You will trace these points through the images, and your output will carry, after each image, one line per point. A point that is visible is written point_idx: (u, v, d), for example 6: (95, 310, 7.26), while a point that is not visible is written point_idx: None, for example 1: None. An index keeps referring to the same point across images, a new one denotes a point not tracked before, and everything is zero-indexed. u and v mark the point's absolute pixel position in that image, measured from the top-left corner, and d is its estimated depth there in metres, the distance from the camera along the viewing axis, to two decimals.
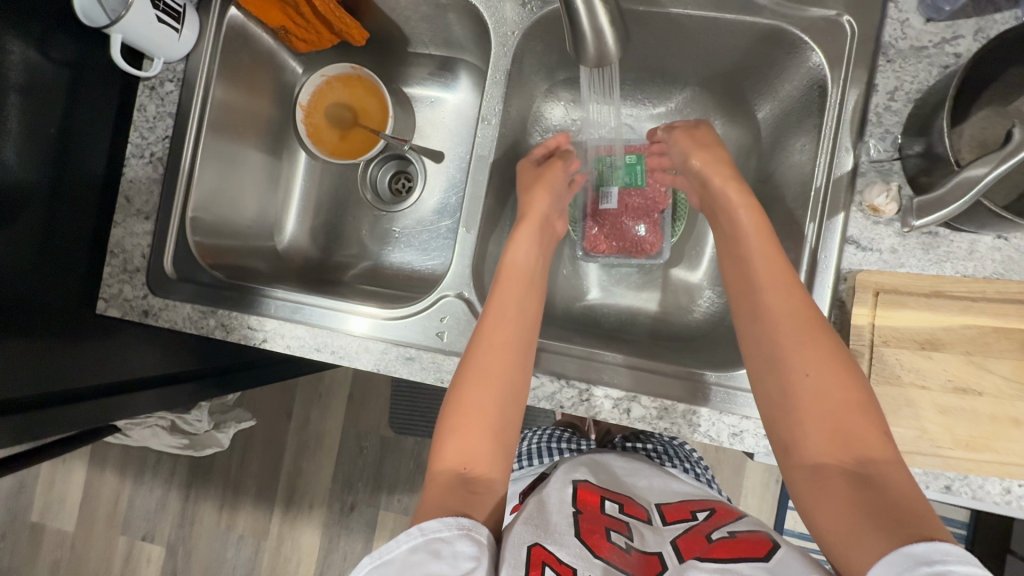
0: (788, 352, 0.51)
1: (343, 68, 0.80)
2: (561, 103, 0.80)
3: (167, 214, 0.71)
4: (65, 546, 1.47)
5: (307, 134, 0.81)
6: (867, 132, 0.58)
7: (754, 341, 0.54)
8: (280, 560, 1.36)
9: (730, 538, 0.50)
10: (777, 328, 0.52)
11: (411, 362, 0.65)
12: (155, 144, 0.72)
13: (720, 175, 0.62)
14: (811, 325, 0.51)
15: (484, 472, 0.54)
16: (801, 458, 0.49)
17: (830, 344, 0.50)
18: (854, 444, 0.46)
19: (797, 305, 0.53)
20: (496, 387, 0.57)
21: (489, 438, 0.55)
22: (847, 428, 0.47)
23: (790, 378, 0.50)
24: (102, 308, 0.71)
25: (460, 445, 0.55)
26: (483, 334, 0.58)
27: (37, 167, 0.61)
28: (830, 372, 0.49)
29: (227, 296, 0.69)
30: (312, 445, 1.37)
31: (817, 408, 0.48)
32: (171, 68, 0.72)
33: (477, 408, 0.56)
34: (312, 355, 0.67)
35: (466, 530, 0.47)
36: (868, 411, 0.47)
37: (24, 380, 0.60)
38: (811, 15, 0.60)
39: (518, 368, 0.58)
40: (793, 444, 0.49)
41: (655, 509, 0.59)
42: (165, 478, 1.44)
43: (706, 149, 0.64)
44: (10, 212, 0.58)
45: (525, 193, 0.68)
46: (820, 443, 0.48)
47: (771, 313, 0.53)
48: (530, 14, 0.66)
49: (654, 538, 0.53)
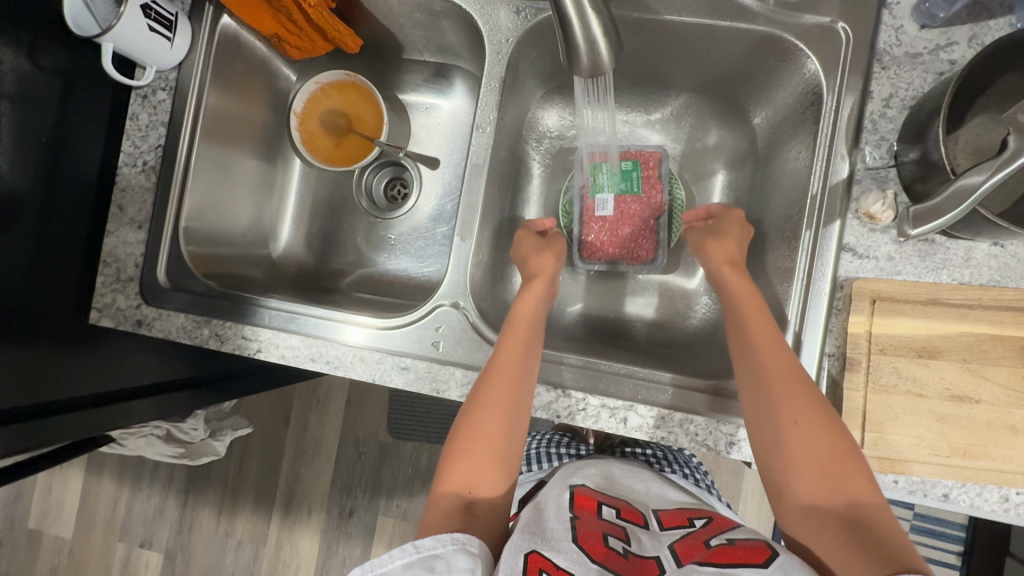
0: (777, 402, 0.52)
1: (337, 75, 0.79)
2: (556, 109, 0.79)
3: (161, 222, 0.70)
4: (64, 552, 1.46)
5: (301, 141, 0.80)
6: (862, 139, 0.58)
7: (746, 391, 0.55)
8: (279, 566, 1.36)
9: (729, 545, 0.50)
10: (768, 379, 0.53)
11: (406, 372, 0.64)
12: (148, 153, 0.71)
13: (717, 259, 0.63)
14: (798, 376, 0.53)
15: (485, 498, 0.56)
16: (794, 501, 0.51)
17: (815, 395, 0.52)
18: (844, 488, 0.48)
19: (786, 358, 0.54)
20: (502, 425, 0.57)
21: (494, 474, 0.56)
22: (838, 473, 0.49)
23: (782, 427, 0.52)
24: (95, 318, 0.69)
25: (464, 481, 0.56)
26: (491, 369, 0.58)
27: (28, 176, 0.60)
28: (820, 422, 0.50)
29: (220, 305, 0.68)
30: (311, 451, 1.37)
31: (808, 454, 0.50)
32: (164, 77, 0.71)
33: (483, 445, 0.57)
34: (307, 365, 0.66)
35: (460, 545, 0.48)
36: (853, 455, 0.49)
37: (17, 390, 0.59)
38: (805, 22, 0.60)
39: (524, 406, 0.59)
40: (787, 488, 0.51)
41: (653, 514, 0.58)
42: (163, 485, 1.43)
43: (714, 236, 0.65)
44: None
45: (531, 254, 0.67)
46: (813, 488, 0.49)
47: (763, 365, 0.54)
48: (524, 21, 0.66)
49: (652, 542, 0.53)
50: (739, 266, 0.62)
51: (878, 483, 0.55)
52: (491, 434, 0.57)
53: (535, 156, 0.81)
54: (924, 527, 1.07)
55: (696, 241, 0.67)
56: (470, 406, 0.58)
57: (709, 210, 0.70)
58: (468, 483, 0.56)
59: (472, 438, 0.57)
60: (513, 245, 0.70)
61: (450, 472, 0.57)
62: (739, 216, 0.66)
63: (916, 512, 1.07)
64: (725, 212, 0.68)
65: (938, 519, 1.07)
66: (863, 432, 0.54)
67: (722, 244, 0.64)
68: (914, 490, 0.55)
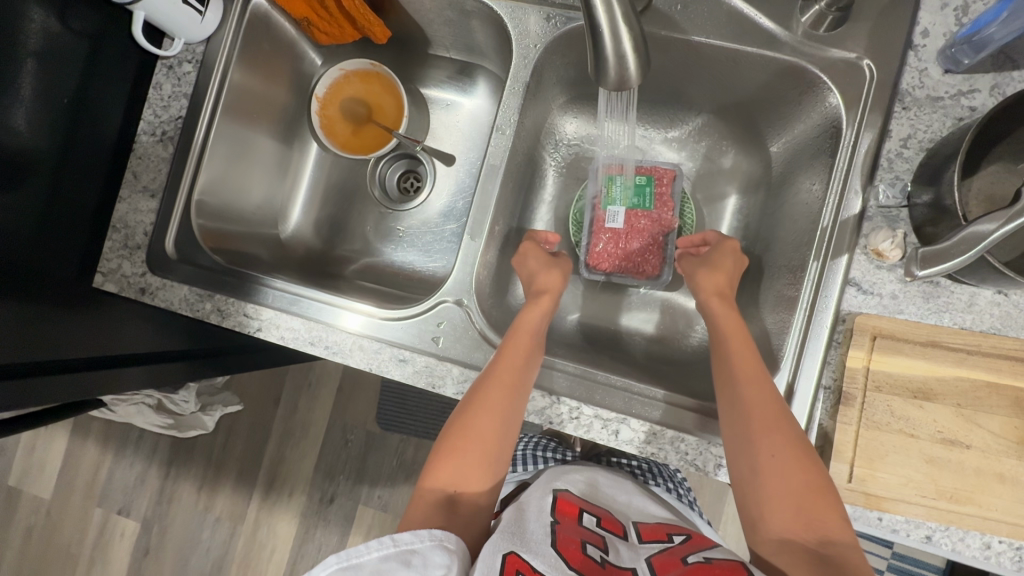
0: (757, 436, 0.52)
1: (363, 64, 0.81)
2: (575, 118, 0.80)
3: (173, 194, 0.70)
4: (41, 512, 1.47)
5: (320, 126, 0.81)
6: (877, 176, 0.58)
7: (726, 422, 0.55)
8: (255, 544, 1.37)
9: (706, 563, 0.50)
10: (748, 412, 0.53)
11: (404, 364, 0.64)
12: (168, 123, 0.71)
13: (706, 290, 0.63)
14: (776, 412, 0.53)
15: (471, 499, 0.56)
16: (768, 535, 0.51)
17: (793, 429, 0.52)
18: (817, 525, 0.49)
19: (766, 390, 0.54)
20: (493, 429, 0.58)
21: (479, 478, 0.57)
22: (813, 511, 0.49)
23: (760, 460, 0.52)
24: (99, 282, 0.70)
25: (450, 481, 0.56)
26: (487, 373, 0.58)
27: (47, 135, 0.61)
28: (796, 459, 0.51)
29: (225, 281, 0.68)
30: (298, 434, 1.37)
31: (782, 488, 0.50)
32: (191, 49, 0.71)
33: (471, 448, 0.57)
34: (306, 348, 0.66)
35: (438, 541, 0.48)
36: (827, 493, 0.50)
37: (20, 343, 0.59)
38: (831, 56, 0.61)
39: (518, 413, 0.59)
40: (761, 521, 0.51)
41: (632, 526, 0.59)
42: (147, 454, 1.43)
43: (706, 266, 0.65)
44: (15, 175, 0.59)
45: (537, 267, 0.68)
46: (787, 523, 0.50)
47: (744, 398, 0.54)
48: (554, 29, 0.67)
49: (630, 554, 0.53)
50: (727, 298, 0.62)
51: (862, 518, 0.55)
52: (481, 436, 0.57)
53: (551, 161, 0.81)
54: (902, 567, 1.07)
55: (689, 270, 0.68)
56: (463, 409, 0.59)
57: (706, 238, 0.71)
58: (453, 483, 0.56)
59: (460, 440, 0.58)
60: (518, 254, 0.69)
61: (436, 470, 0.57)
62: (732, 246, 0.66)
63: (895, 551, 1.07)
64: (720, 240, 0.68)
65: (916, 561, 1.07)
66: (851, 466, 0.54)
67: (714, 275, 0.64)
68: (897, 529, 0.55)
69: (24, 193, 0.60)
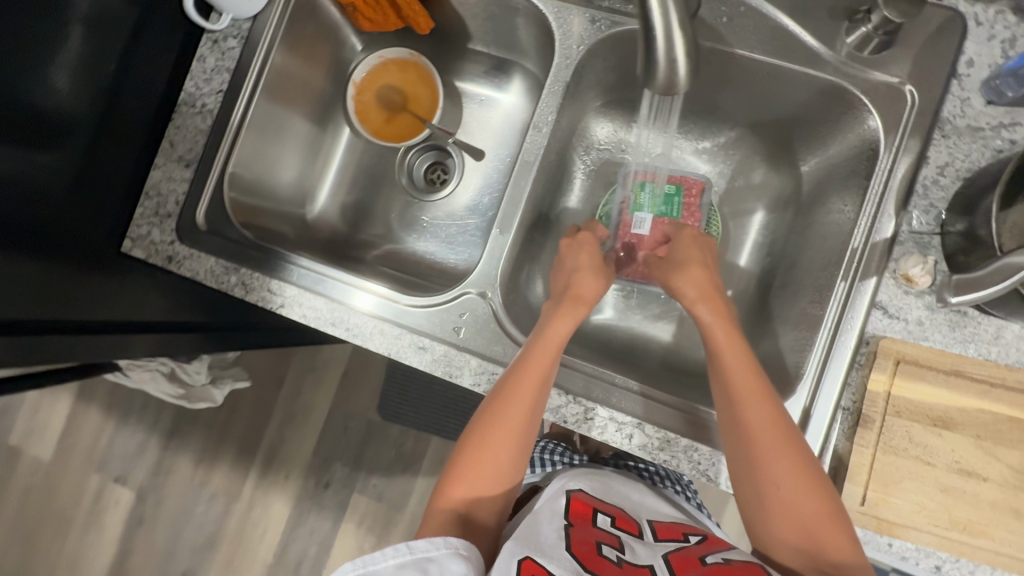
0: (761, 461, 0.53)
1: (402, 53, 0.83)
2: (610, 122, 0.80)
3: (208, 166, 0.71)
4: (39, 474, 1.48)
5: (354, 110, 0.83)
6: (911, 202, 0.58)
7: (729, 444, 0.55)
8: (248, 523, 1.38)
9: (724, 564, 0.50)
10: (752, 436, 0.53)
11: (422, 352, 0.64)
12: (208, 96, 0.72)
13: (688, 297, 0.62)
14: (780, 435, 0.53)
15: (486, 506, 0.58)
16: (779, 552, 0.53)
17: (796, 450, 0.52)
18: (826, 547, 0.50)
19: (769, 413, 0.54)
20: (508, 445, 0.58)
21: (495, 487, 0.58)
22: (821, 532, 0.50)
23: (765, 481, 0.52)
24: (127, 247, 0.71)
25: (464, 499, 0.57)
26: (502, 393, 0.58)
27: (90, 99, 0.62)
28: (801, 482, 0.51)
29: (252, 255, 0.69)
30: (300, 416, 1.38)
31: (790, 513, 0.51)
32: (238, 25, 0.72)
33: (486, 466, 0.58)
34: (326, 328, 0.66)
35: (454, 549, 0.48)
36: (835, 513, 0.50)
37: (47, 303, 0.60)
38: (874, 79, 0.61)
39: (535, 423, 0.59)
40: (771, 540, 0.53)
41: (647, 525, 0.59)
42: (148, 425, 1.44)
43: (680, 268, 0.64)
44: (55, 135, 0.60)
45: (580, 270, 0.66)
46: (797, 545, 0.51)
47: (741, 419, 0.54)
48: (598, 32, 0.67)
49: (646, 552, 0.53)
50: (712, 303, 0.61)
51: (871, 543, 0.55)
52: (497, 452, 0.58)
53: (580, 164, 0.81)
54: None
55: (660, 274, 0.66)
56: (476, 428, 0.59)
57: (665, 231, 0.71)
58: (467, 503, 0.57)
59: (475, 460, 0.58)
60: (575, 242, 0.68)
61: (449, 491, 0.57)
62: (690, 236, 0.67)
63: None
64: (676, 233, 0.68)
65: None
66: (865, 489, 0.54)
67: (691, 276, 0.63)
68: (906, 556, 0.54)
69: (62, 154, 0.61)
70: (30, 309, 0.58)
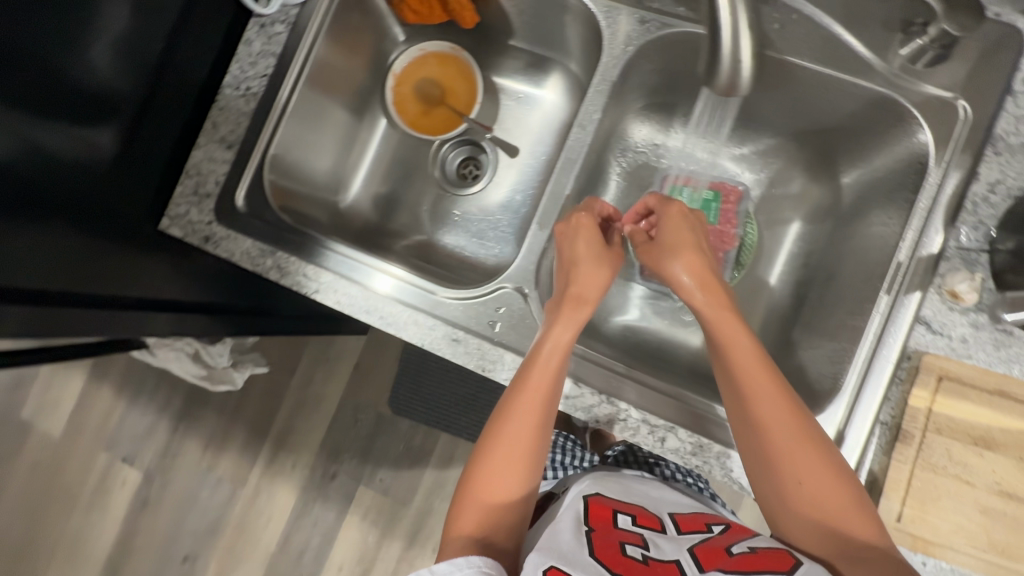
0: (776, 454, 0.52)
1: (443, 47, 0.83)
2: (649, 124, 0.80)
3: (251, 149, 0.71)
4: (47, 450, 1.49)
5: (392, 101, 0.84)
6: (960, 218, 0.57)
7: (743, 438, 0.54)
8: (253, 510, 1.38)
9: (752, 553, 0.50)
10: (765, 428, 0.52)
11: (456, 344, 0.64)
12: (253, 80, 0.72)
13: (685, 285, 0.58)
14: (801, 426, 0.52)
15: (501, 532, 0.55)
16: (802, 543, 0.52)
17: (814, 436, 0.52)
18: (848, 529, 0.50)
19: (783, 407, 0.52)
20: (517, 464, 0.56)
21: (507, 501, 0.56)
22: (842, 516, 0.50)
23: (785, 476, 0.52)
24: (164, 226, 0.71)
25: (478, 530, 0.55)
26: (511, 412, 0.56)
27: (134, 74, 0.62)
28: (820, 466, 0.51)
29: (290, 239, 0.69)
30: (310, 405, 1.39)
31: (813, 503, 0.51)
32: (286, 11, 0.72)
33: (497, 490, 0.56)
34: (361, 316, 0.66)
35: (478, 568, 0.49)
36: (855, 493, 0.50)
37: (86, 276, 0.60)
38: (926, 92, 0.60)
39: (553, 408, 0.58)
40: (792, 531, 0.52)
41: (669, 517, 0.59)
42: (159, 406, 1.45)
43: (673, 253, 0.59)
44: (100, 113, 0.60)
45: (582, 262, 0.61)
46: (819, 533, 0.51)
47: (756, 416, 0.52)
48: (648, 32, 0.67)
49: (671, 546, 0.52)
50: (709, 287, 0.57)
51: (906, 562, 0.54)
52: (506, 471, 0.56)
53: (615, 166, 0.81)
54: None
55: (653, 260, 0.61)
56: (483, 451, 0.57)
57: (646, 205, 0.66)
58: (481, 532, 0.55)
59: (485, 486, 0.56)
60: (569, 230, 0.63)
61: (461, 521, 0.55)
62: (677, 211, 0.62)
63: None
64: (663, 208, 0.64)
65: None
66: (901, 506, 0.53)
67: (686, 260, 0.58)
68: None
69: (109, 128, 0.62)
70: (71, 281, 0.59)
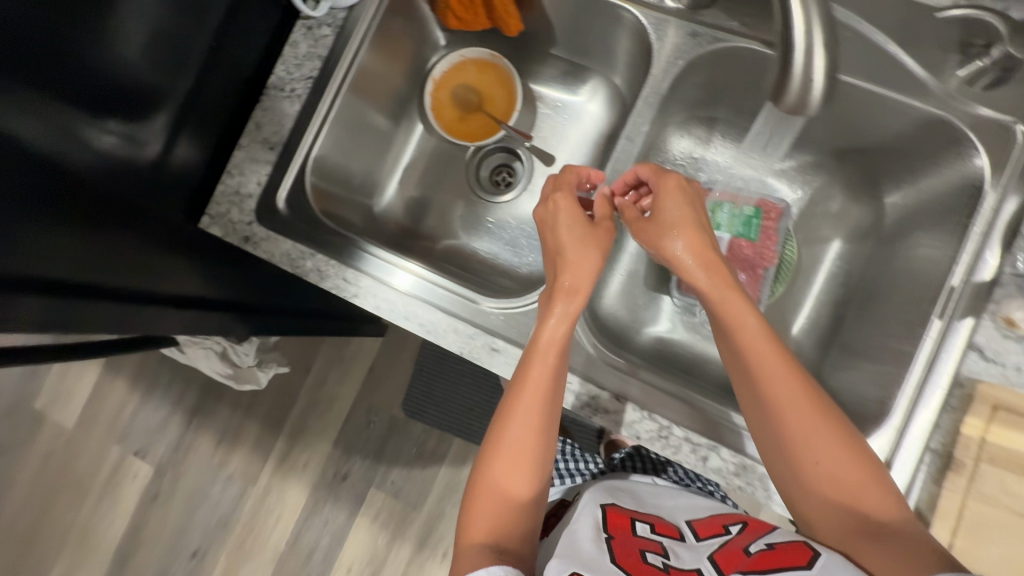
0: (786, 431, 0.51)
1: (483, 54, 0.83)
2: (690, 137, 0.78)
3: (294, 151, 0.71)
4: (59, 441, 1.49)
5: (430, 106, 0.84)
6: (1016, 245, 0.56)
7: (752, 416, 0.54)
8: (263, 509, 1.38)
9: (769, 550, 0.49)
10: (773, 405, 0.52)
11: (496, 354, 0.64)
12: (298, 81, 0.72)
13: (686, 258, 0.56)
14: (811, 404, 0.51)
15: (515, 532, 0.54)
16: (819, 520, 0.51)
17: (824, 410, 0.51)
18: (864, 503, 0.49)
19: (791, 384, 0.52)
20: (523, 464, 0.55)
21: (518, 498, 0.55)
22: (858, 491, 0.49)
23: (796, 453, 0.51)
24: (205, 224, 0.70)
25: (491, 533, 0.54)
26: (512, 414, 0.55)
27: (165, 69, 0.61)
28: (832, 441, 0.50)
29: (333, 243, 0.69)
30: (322, 405, 1.38)
31: (828, 480, 0.50)
32: (334, 14, 0.72)
33: (505, 491, 0.55)
34: (400, 323, 0.66)
35: None
36: (869, 465, 0.50)
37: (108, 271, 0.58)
38: (982, 115, 0.60)
39: (556, 400, 0.56)
40: (808, 509, 0.52)
41: (687, 525, 0.58)
42: (173, 400, 1.45)
43: (670, 226, 0.57)
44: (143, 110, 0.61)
45: (573, 246, 0.58)
46: (835, 508, 0.50)
47: (767, 395, 0.52)
48: (699, 46, 0.67)
49: (691, 554, 0.51)
50: (710, 260, 0.56)
51: None
52: (513, 469, 0.55)
53: None
54: None
55: (649, 234, 0.59)
56: (489, 455, 0.56)
57: (637, 174, 0.63)
58: (494, 535, 0.54)
59: (492, 490, 0.55)
60: (553, 211, 0.61)
61: (473, 526, 0.54)
62: (674, 181, 0.59)
63: None
64: (658, 180, 0.60)
65: None
66: (952, 537, 0.52)
67: (688, 234, 0.57)
68: None
69: (132, 124, 0.61)
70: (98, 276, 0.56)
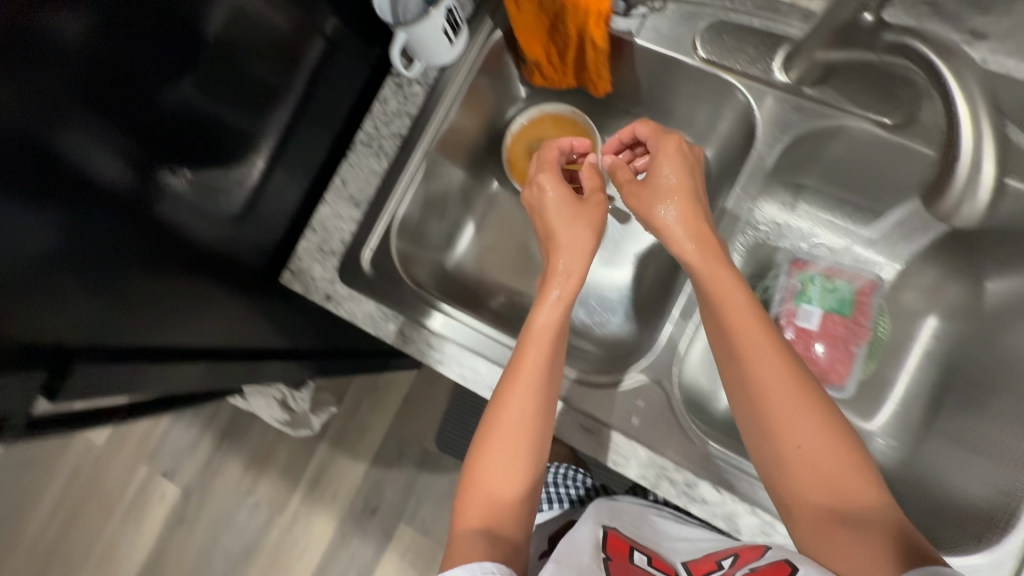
0: (768, 414, 0.49)
1: (563, 109, 0.81)
2: (778, 202, 0.77)
3: (380, 210, 0.70)
4: (88, 456, 1.48)
5: (506, 160, 0.83)
6: None
7: (735, 399, 0.52)
8: (289, 539, 1.35)
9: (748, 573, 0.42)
10: (755, 387, 0.49)
11: (589, 434, 0.62)
12: (386, 139, 0.71)
13: (674, 230, 0.56)
14: (798, 388, 0.48)
15: (510, 527, 0.49)
16: (802, 513, 0.47)
17: (808, 388, 0.48)
18: (840, 489, 0.45)
19: (777, 366, 0.49)
20: (513, 446, 0.51)
21: (506, 490, 0.51)
22: (840, 479, 0.45)
23: (776, 436, 0.48)
24: (286, 280, 0.68)
25: (484, 517, 0.49)
26: (501, 393, 0.53)
27: (251, 112, 0.61)
28: (811, 418, 0.47)
29: (416, 304, 0.68)
30: (354, 435, 1.36)
31: (810, 470, 0.46)
32: (426, 73, 0.72)
33: (490, 477, 0.51)
34: (485, 393, 0.64)
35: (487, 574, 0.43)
36: (853, 449, 0.47)
37: (152, 324, 0.54)
38: None
39: (551, 381, 0.54)
40: (792, 501, 0.48)
41: (681, 565, 0.52)
42: (203, 422, 1.43)
43: (658, 192, 0.58)
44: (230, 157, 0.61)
45: (567, 223, 0.59)
46: (813, 494, 0.46)
47: (748, 373, 0.50)
48: (805, 121, 0.66)
49: None
50: (701, 234, 0.55)
51: None
52: (500, 452, 0.51)
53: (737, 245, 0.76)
54: None
55: (640, 201, 0.59)
56: (477, 437, 0.53)
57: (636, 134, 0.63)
58: (486, 521, 0.49)
59: (480, 474, 0.51)
60: (543, 184, 0.62)
61: (467, 512, 0.50)
62: (672, 145, 0.59)
63: None
64: (656, 146, 0.61)
65: None
66: None
67: (681, 205, 0.57)
68: None
69: (222, 167, 0.61)
70: (167, 337, 0.56)
